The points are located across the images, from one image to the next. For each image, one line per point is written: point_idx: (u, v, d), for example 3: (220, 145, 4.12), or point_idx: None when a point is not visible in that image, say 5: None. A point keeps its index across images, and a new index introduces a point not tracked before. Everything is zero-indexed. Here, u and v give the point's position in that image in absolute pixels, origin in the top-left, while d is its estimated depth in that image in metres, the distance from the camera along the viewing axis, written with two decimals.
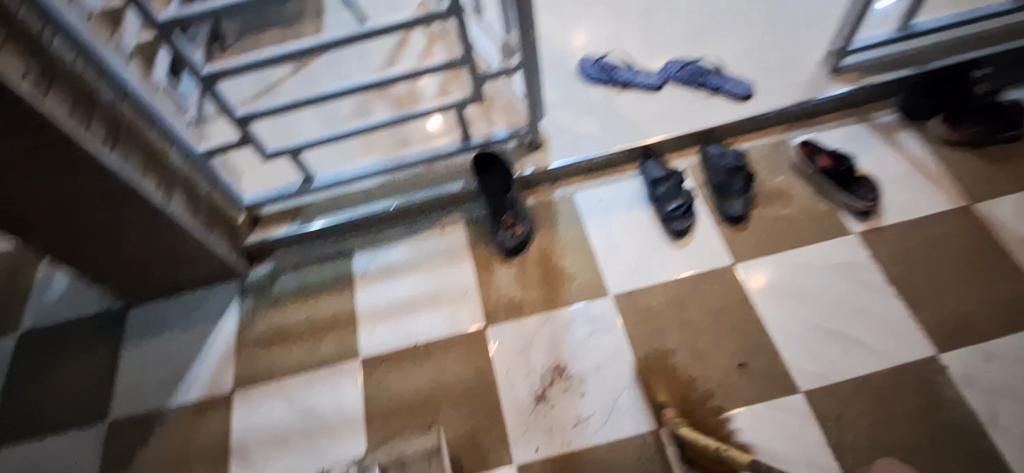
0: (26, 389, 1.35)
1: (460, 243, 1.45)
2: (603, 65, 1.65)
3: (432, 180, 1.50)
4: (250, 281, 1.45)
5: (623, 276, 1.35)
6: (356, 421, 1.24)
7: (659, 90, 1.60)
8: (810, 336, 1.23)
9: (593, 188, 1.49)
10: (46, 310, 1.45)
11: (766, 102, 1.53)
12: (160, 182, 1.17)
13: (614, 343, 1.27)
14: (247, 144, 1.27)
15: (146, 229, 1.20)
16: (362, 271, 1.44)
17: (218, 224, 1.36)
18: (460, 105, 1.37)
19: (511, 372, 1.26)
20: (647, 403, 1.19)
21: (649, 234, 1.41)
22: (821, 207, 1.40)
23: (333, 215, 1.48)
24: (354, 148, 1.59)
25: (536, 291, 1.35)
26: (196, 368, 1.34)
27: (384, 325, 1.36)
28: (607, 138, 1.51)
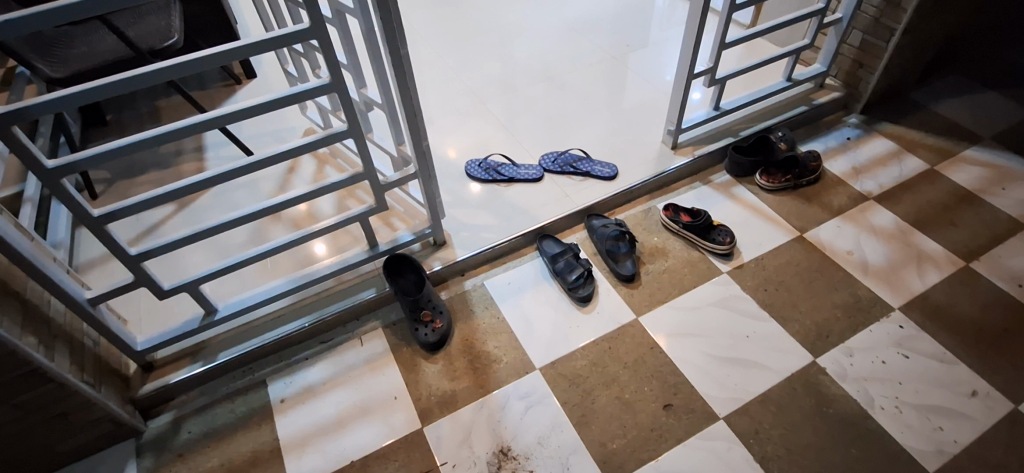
0: None
1: (381, 349, 1.44)
2: (488, 165, 1.84)
3: (344, 291, 1.51)
4: (148, 437, 1.31)
5: (545, 348, 1.42)
6: None
7: (540, 180, 1.81)
8: (714, 365, 1.38)
9: (500, 273, 1.60)
10: None
11: (629, 177, 1.80)
12: (39, 341, 1.10)
13: (549, 413, 1.31)
14: (139, 284, 1.24)
15: (21, 398, 1.08)
16: (279, 398, 1.36)
17: (106, 378, 1.26)
18: (363, 215, 1.44)
19: (456, 467, 1.23)
20: (593, 464, 1.23)
21: (559, 305, 1.52)
22: (694, 255, 1.62)
23: (239, 346, 1.41)
24: (255, 275, 1.57)
25: (465, 380, 1.37)
26: None
27: (311, 451, 1.27)
28: (504, 227, 1.66)
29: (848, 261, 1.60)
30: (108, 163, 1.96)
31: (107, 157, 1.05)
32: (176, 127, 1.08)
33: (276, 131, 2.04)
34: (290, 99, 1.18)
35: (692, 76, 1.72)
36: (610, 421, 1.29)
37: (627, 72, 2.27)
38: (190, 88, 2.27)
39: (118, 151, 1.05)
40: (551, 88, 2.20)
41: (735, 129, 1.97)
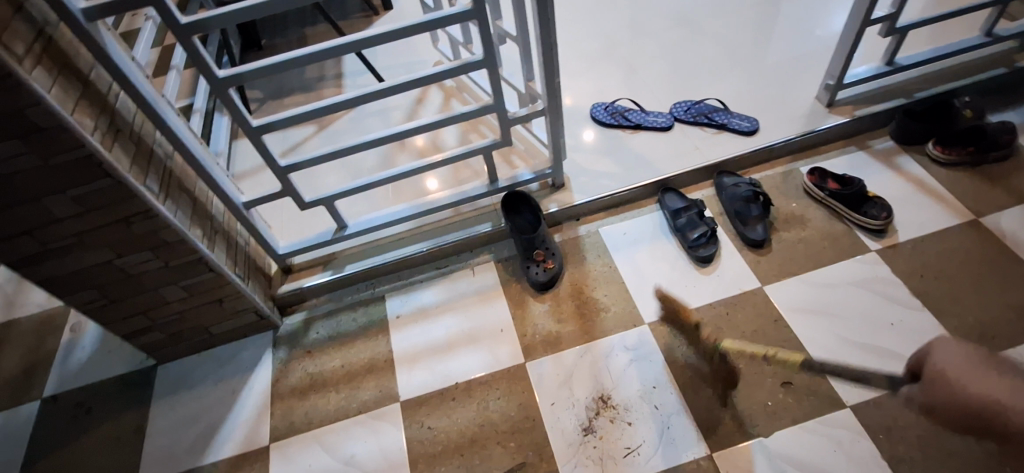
0: (50, 459, 1.33)
1: (492, 282, 1.47)
2: (614, 109, 1.76)
3: (461, 222, 1.55)
4: (283, 331, 1.47)
5: (657, 305, 1.37)
6: (400, 466, 1.21)
7: (670, 129, 1.70)
8: (846, 350, 1.25)
9: (616, 223, 1.55)
10: (75, 375, 1.46)
11: (771, 135, 1.63)
12: (203, 233, 1.24)
13: (655, 370, 1.27)
14: (286, 194, 1.36)
15: (187, 280, 1.25)
16: (395, 314, 1.45)
17: (253, 274, 1.42)
18: (487, 149, 1.44)
19: (555, 405, 1.24)
20: (696, 427, 1.18)
21: (676, 262, 1.44)
22: (838, 229, 1.45)
23: (363, 262, 1.51)
24: (381, 198, 1.66)
25: (572, 322, 1.37)
26: (229, 421, 1.33)
27: (421, 365, 1.35)
28: (626, 176, 1.59)
29: None
30: (261, 83, 2.13)
31: (269, 71, 1.13)
32: (327, 46, 1.12)
33: (407, 62, 2.09)
34: (430, 24, 1.18)
35: (867, 23, 1.48)
36: (719, 388, 1.23)
37: (783, 18, 2.02)
38: (334, 17, 2.38)
39: (278, 67, 1.13)
40: (691, 32, 2.02)
41: (907, 90, 1.70)
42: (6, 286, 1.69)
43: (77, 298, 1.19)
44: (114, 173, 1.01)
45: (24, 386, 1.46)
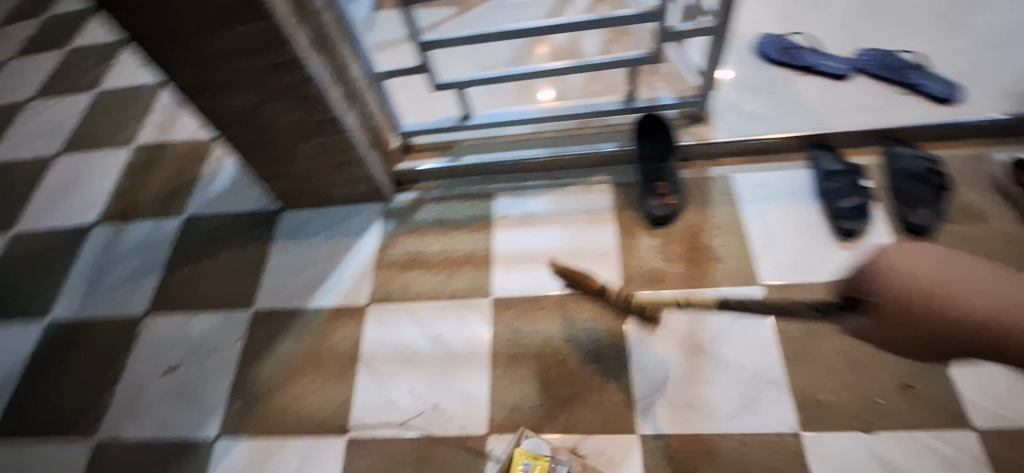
0: (186, 270, 1.51)
1: (605, 204, 1.41)
2: (785, 45, 1.56)
3: (586, 137, 1.47)
4: (394, 206, 1.52)
5: (780, 268, 1.26)
6: (481, 357, 1.25)
7: (845, 79, 1.47)
8: (989, 370, 1.10)
9: (753, 171, 1.40)
10: (211, 203, 1.62)
11: (973, 110, 1.36)
12: (341, 95, 1.26)
13: (759, 334, 1.19)
14: (422, 71, 1.34)
15: (320, 138, 1.30)
16: (502, 214, 1.45)
17: (377, 145, 1.45)
18: (634, 62, 1.32)
19: (645, 341, 1.21)
20: (790, 403, 1.11)
21: (813, 229, 1.30)
22: None
23: (480, 155, 1.50)
24: (509, 95, 1.60)
25: (680, 265, 1.29)
26: (336, 276, 1.43)
27: (518, 269, 1.36)
28: (778, 122, 1.41)
29: None
30: None
31: None
32: None
33: None
34: None
35: None
36: (827, 371, 1.13)
37: None
38: None
39: None
40: None
41: None
42: (165, 111, 1.87)
43: (227, 136, 1.28)
44: (272, 16, 1.02)
45: (172, 202, 1.64)
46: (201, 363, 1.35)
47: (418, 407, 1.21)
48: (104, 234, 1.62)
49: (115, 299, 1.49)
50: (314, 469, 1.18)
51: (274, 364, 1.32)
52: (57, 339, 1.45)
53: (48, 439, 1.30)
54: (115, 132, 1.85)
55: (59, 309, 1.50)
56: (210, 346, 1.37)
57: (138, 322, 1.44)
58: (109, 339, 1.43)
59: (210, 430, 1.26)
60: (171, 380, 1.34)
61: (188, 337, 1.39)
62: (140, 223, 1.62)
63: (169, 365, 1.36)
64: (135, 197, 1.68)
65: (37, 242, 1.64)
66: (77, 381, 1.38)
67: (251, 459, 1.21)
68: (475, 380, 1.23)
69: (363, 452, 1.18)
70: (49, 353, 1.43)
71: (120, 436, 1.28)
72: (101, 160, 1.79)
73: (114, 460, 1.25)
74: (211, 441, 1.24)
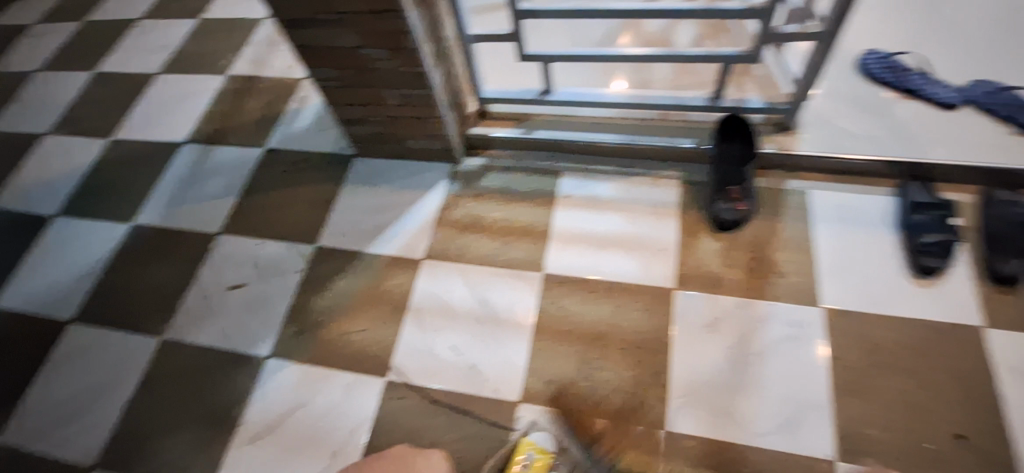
0: (261, 197, 1.60)
1: (671, 200, 1.39)
2: (893, 64, 1.47)
3: (664, 129, 1.45)
4: (463, 169, 1.55)
5: (844, 294, 1.21)
6: (525, 327, 1.28)
7: (954, 109, 1.38)
8: None
9: (834, 191, 1.35)
10: (292, 139, 1.70)
11: None
12: (432, 51, 1.29)
13: (811, 356, 1.15)
14: (513, 39, 1.34)
15: (405, 90, 1.34)
16: (566, 193, 1.45)
17: (456, 106, 1.47)
18: (730, 59, 1.28)
19: (691, 340, 1.20)
20: (831, 430, 1.08)
21: (888, 260, 1.24)
22: None
23: (554, 132, 1.50)
24: (593, 76, 1.58)
25: (739, 273, 1.27)
26: (397, 226, 1.47)
27: (573, 249, 1.36)
28: (872, 144, 1.34)
29: None
30: None
31: None
32: None
33: None
34: None
35: None
36: (877, 406, 1.09)
37: None
38: None
39: None
40: None
41: None
42: (261, 45, 1.96)
43: (318, 71, 1.34)
44: None
45: (256, 132, 1.73)
46: (263, 285, 1.44)
47: (457, 364, 1.25)
48: (192, 153, 1.73)
49: (194, 213, 1.60)
50: (353, 401, 1.24)
51: (329, 299, 1.39)
52: (139, 241, 1.57)
53: (122, 330, 1.42)
54: (213, 58, 1.95)
55: (145, 215, 1.62)
56: (274, 272, 1.46)
57: (213, 238, 1.54)
58: (186, 249, 1.54)
59: (262, 349, 1.34)
60: (235, 297, 1.43)
61: (255, 260, 1.48)
62: (225, 148, 1.72)
63: (235, 283, 1.46)
64: (223, 122, 1.78)
65: (133, 150, 1.77)
66: (152, 282, 1.49)
67: (297, 381, 1.29)
68: (515, 348, 1.25)
69: (399, 395, 1.24)
70: (131, 253, 1.55)
71: (184, 338, 1.39)
72: (197, 83, 1.90)
73: (176, 359, 1.36)
74: (263, 358, 1.33)
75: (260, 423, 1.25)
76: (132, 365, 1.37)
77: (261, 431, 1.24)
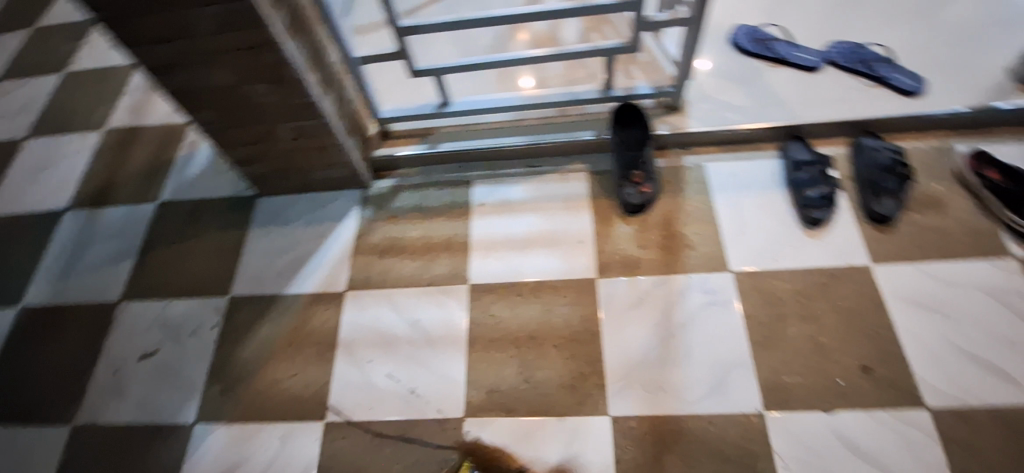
0: (162, 255, 1.50)
1: (581, 192, 1.43)
2: (760, 36, 1.58)
3: (564, 125, 1.48)
4: (373, 193, 1.52)
5: (749, 255, 1.29)
6: (459, 341, 1.27)
7: (817, 71, 1.50)
8: (947, 354, 1.15)
9: (727, 161, 1.43)
10: (187, 188, 1.60)
11: (938, 102, 1.40)
12: (318, 78, 1.26)
13: (728, 319, 1.23)
14: (401, 56, 1.33)
15: (297, 121, 1.30)
16: (480, 201, 1.46)
17: (355, 130, 1.45)
18: (613, 51, 1.33)
19: (619, 324, 1.24)
20: (756, 385, 1.15)
21: (782, 218, 1.34)
22: (982, 225, 1.28)
23: (459, 142, 1.50)
24: (489, 81, 1.60)
25: (654, 253, 1.32)
26: (314, 262, 1.43)
27: (495, 255, 1.37)
28: (752, 112, 1.44)
29: None
30: None
31: None
32: None
33: None
34: None
35: None
36: (792, 354, 1.18)
37: None
38: None
39: None
40: None
41: None
42: (138, 93, 1.83)
43: (201, 115, 1.27)
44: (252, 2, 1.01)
45: (146, 187, 1.62)
46: (178, 348, 1.35)
47: (396, 391, 1.23)
48: (76, 218, 1.60)
49: (89, 284, 1.48)
50: (293, 450, 1.19)
51: (252, 349, 1.33)
52: (29, 324, 1.43)
53: (24, 424, 1.29)
54: (86, 114, 1.81)
55: (31, 294, 1.48)
56: (188, 331, 1.37)
57: (114, 307, 1.43)
58: (85, 323, 1.42)
59: (187, 415, 1.26)
60: (149, 365, 1.34)
61: (165, 322, 1.39)
62: (114, 208, 1.60)
63: (146, 351, 1.36)
64: (108, 181, 1.65)
65: (8, 226, 1.61)
66: (51, 365, 1.37)
67: (230, 441, 1.22)
68: (452, 363, 1.25)
69: (342, 435, 1.20)
70: (21, 338, 1.41)
71: (97, 420, 1.28)
72: (72, 142, 1.75)
73: (91, 444, 1.25)
74: (189, 424, 1.25)
75: None
76: (41, 461, 1.25)
77: None
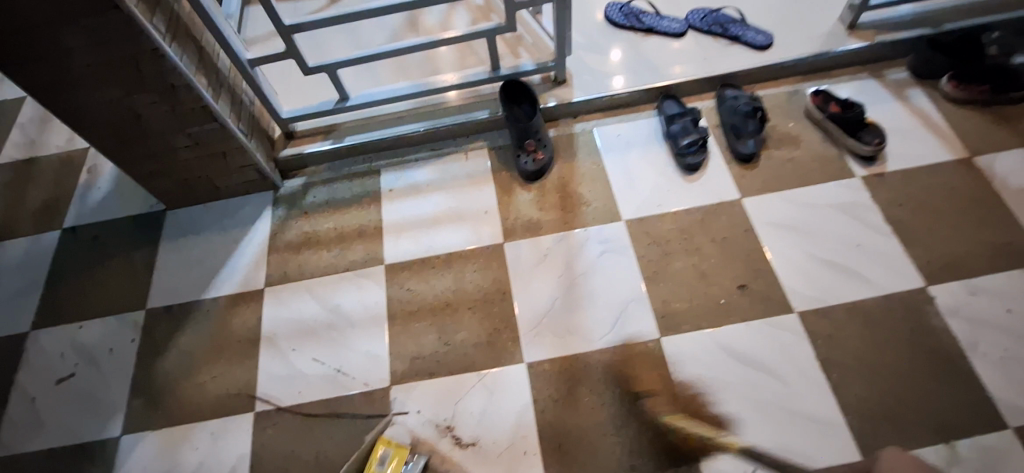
0: (70, 280, 1.47)
1: (483, 167, 1.52)
2: (629, 10, 1.72)
3: (460, 108, 1.58)
4: (284, 192, 1.55)
5: (638, 205, 1.42)
6: (379, 318, 1.33)
7: (682, 37, 1.66)
8: (810, 265, 1.31)
9: (611, 124, 1.57)
10: (90, 212, 1.58)
11: (784, 52, 1.59)
12: (208, 82, 1.29)
13: (623, 262, 1.35)
14: (290, 56, 1.38)
15: (193, 129, 1.32)
16: (389, 188, 1.52)
17: (257, 133, 1.48)
18: (492, 32, 1.43)
19: (527, 281, 1.34)
20: (652, 316, 1.27)
21: (664, 168, 1.48)
22: (829, 153, 1.46)
23: (362, 134, 1.56)
24: (386, 75, 1.67)
25: (553, 213, 1.43)
26: (230, 265, 1.45)
27: (407, 235, 1.44)
28: (628, 79, 1.58)
29: (1016, 199, 1.35)
30: None
31: None
32: None
33: None
34: None
35: None
36: (681, 284, 1.31)
37: None
38: None
39: None
40: None
41: (936, 19, 1.60)
42: (30, 125, 1.79)
43: (91, 133, 1.27)
44: (122, 6, 1.05)
45: (46, 217, 1.59)
46: (97, 368, 1.34)
47: (322, 374, 1.28)
48: None
49: None
50: (225, 445, 1.22)
51: (175, 356, 1.33)
52: None
53: None
54: None
55: None
56: (105, 349, 1.36)
57: (23, 338, 1.40)
58: None
59: (112, 431, 1.26)
60: (67, 389, 1.32)
61: (80, 345, 1.37)
62: (13, 242, 1.55)
63: (63, 376, 1.34)
64: (4, 216, 1.60)
65: None
66: None
67: (160, 448, 1.23)
68: (375, 340, 1.30)
69: (273, 423, 1.23)
70: None
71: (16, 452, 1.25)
72: None
73: None
74: (115, 440, 1.25)
75: None
76: None
77: None
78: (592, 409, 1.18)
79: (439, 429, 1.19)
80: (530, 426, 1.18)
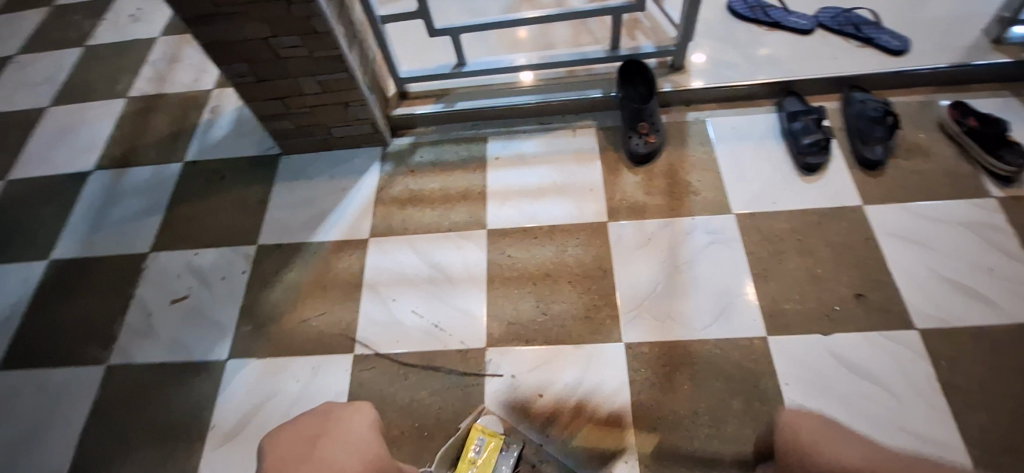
0: (189, 209, 1.56)
1: (591, 146, 1.52)
2: (755, 3, 1.69)
3: (573, 84, 1.57)
4: (392, 149, 1.59)
5: (750, 199, 1.38)
6: (479, 279, 1.35)
7: (809, 33, 1.60)
8: (934, 282, 1.24)
9: (726, 116, 1.53)
10: (211, 148, 1.67)
11: (921, 60, 1.51)
12: (344, 32, 1.33)
13: (731, 255, 1.31)
14: (421, 16, 1.41)
15: (324, 75, 1.37)
16: (495, 156, 1.54)
17: (376, 88, 1.52)
18: (620, 10, 1.42)
19: (629, 261, 1.33)
20: (758, 313, 1.24)
21: (780, 166, 1.43)
22: (963, 169, 1.37)
23: (474, 101, 1.58)
24: (501, 47, 1.68)
25: (660, 199, 1.41)
26: (337, 213, 1.50)
27: (510, 203, 1.45)
28: (750, 71, 1.54)
29: None
30: None
31: None
32: None
33: None
34: None
35: None
36: (791, 285, 1.26)
37: None
38: None
39: None
40: None
41: None
42: (161, 62, 1.90)
43: (232, 68, 1.34)
44: None
45: (171, 148, 1.68)
46: (208, 292, 1.41)
47: (419, 326, 1.30)
48: (102, 178, 1.65)
49: (117, 237, 1.53)
50: (323, 381, 1.26)
51: (280, 291, 1.39)
52: (60, 275, 1.49)
53: (60, 365, 1.35)
54: (109, 82, 1.87)
55: (62, 248, 1.53)
56: (217, 276, 1.44)
57: (144, 257, 1.49)
58: (115, 273, 1.47)
59: (219, 352, 1.32)
60: (180, 308, 1.40)
61: (195, 269, 1.45)
62: (140, 168, 1.66)
63: (177, 296, 1.42)
64: (133, 143, 1.71)
65: (37, 186, 1.66)
66: (84, 311, 1.42)
67: (261, 374, 1.28)
68: (472, 300, 1.32)
69: (369, 366, 1.26)
70: (54, 288, 1.47)
71: (131, 360, 1.34)
72: (95, 109, 1.81)
73: (126, 382, 1.31)
74: (221, 361, 1.31)
75: (231, 422, 1.23)
76: (79, 397, 1.30)
77: (234, 430, 1.22)
78: (688, 397, 1.16)
79: (532, 395, 1.20)
80: (623, 405, 1.17)
